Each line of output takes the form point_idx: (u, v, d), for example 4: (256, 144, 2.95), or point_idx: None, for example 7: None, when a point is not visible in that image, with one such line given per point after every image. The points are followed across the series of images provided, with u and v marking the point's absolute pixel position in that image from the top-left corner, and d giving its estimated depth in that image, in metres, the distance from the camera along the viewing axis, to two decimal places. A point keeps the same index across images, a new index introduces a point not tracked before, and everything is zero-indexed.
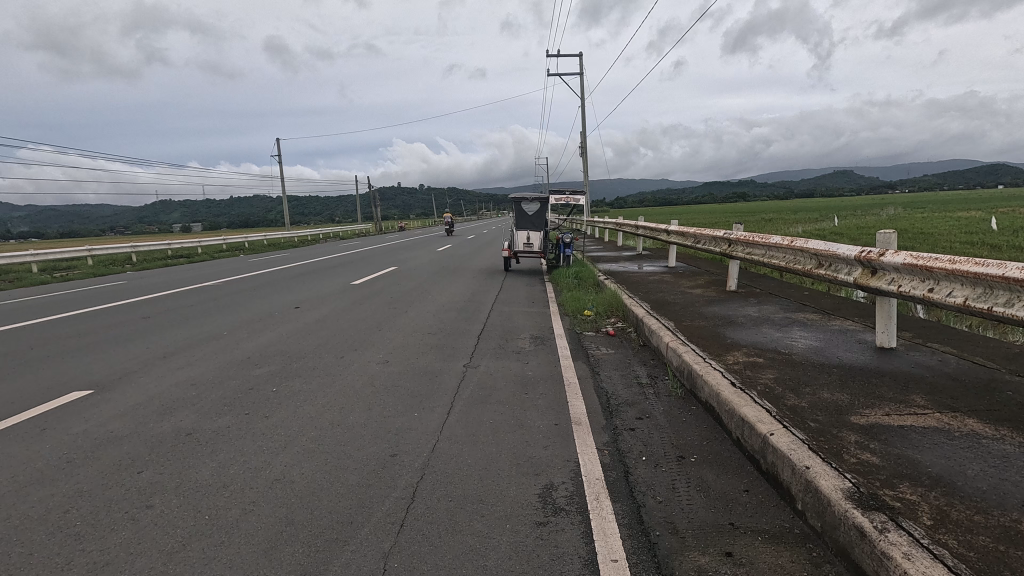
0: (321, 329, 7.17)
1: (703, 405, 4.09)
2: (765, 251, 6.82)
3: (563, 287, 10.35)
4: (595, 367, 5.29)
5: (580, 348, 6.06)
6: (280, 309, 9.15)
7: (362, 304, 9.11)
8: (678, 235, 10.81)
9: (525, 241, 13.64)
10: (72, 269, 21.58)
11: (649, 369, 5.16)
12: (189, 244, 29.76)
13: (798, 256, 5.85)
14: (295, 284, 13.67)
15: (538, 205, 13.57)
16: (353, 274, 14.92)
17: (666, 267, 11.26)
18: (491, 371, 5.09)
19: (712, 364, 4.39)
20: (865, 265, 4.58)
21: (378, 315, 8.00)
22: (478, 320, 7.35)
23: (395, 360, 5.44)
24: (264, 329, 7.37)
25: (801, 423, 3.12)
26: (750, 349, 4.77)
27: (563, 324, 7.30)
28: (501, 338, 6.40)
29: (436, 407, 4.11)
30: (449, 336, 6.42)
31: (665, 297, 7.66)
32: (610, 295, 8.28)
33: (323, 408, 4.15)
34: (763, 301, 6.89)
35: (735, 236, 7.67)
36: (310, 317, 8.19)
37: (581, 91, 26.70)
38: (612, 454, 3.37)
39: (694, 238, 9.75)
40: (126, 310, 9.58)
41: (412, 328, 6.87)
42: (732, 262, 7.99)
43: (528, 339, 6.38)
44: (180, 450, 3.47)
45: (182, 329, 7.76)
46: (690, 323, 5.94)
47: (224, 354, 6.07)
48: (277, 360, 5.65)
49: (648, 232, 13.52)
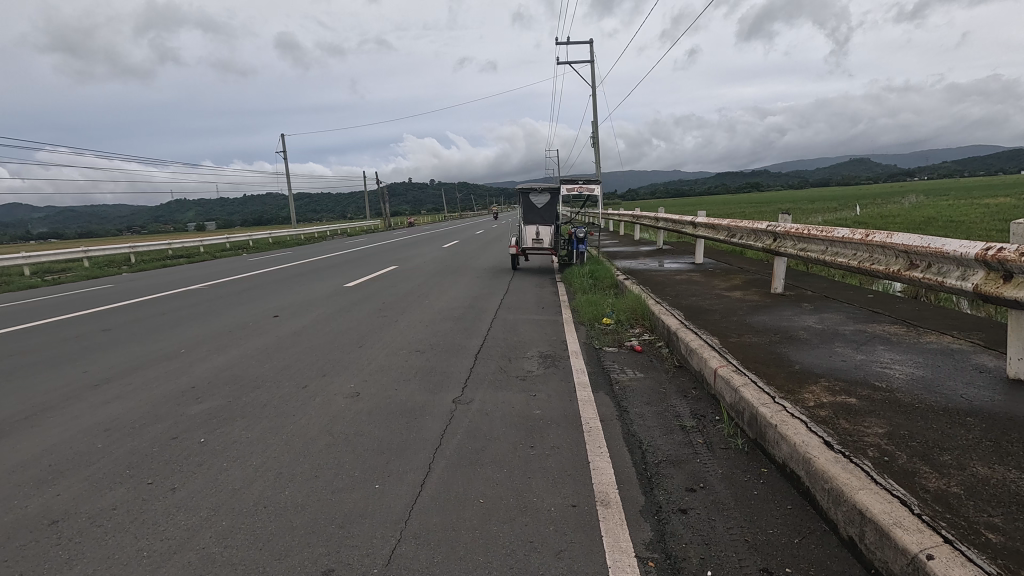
0: (293, 347, 6.06)
1: (780, 469, 2.91)
2: (824, 247, 5.60)
3: (577, 288, 9.16)
4: (620, 402, 4.11)
5: (601, 371, 4.88)
6: (257, 318, 8.08)
7: (348, 313, 7.99)
8: (706, 227, 9.56)
9: (535, 236, 12.45)
10: (66, 272, 20.76)
11: (691, 405, 3.98)
12: (190, 243, 29.00)
13: (876, 253, 4.62)
14: (286, 286, 12.62)
15: (548, 197, 12.39)
16: (350, 275, 13.83)
17: (692, 264, 10.03)
18: (487, 408, 3.95)
19: (786, 406, 3.19)
20: (992, 267, 3.36)
21: (364, 327, 6.88)
22: (478, 333, 6.21)
23: (368, 391, 4.34)
24: (227, 346, 6.29)
25: (972, 534, 1.94)
26: (831, 381, 3.56)
27: (578, 337, 6.14)
28: (502, 358, 5.25)
29: (406, 474, 2.98)
30: (440, 356, 5.30)
31: (699, 303, 6.44)
32: (633, 300, 7.07)
33: (253, 474, 3.05)
34: (823, 309, 5.65)
35: (781, 229, 6.44)
36: (285, 330, 7.08)
37: (592, 79, 25.54)
38: (661, 569, 2.21)
39: (726, 232, 8.50)
40: (86, 320, 8.55)
41: (398, 346, 5.74)
42: (777, 260, 6.75)
43: (537, 359, 5.23)
44: (21, 557, 2.38)
45: (136, 346, 6.68)
46: (739, 338, 4.74)
47: (165, 382, 4.98)
48: (224, 391, 4.57)
49: (669, 225, 12.27)
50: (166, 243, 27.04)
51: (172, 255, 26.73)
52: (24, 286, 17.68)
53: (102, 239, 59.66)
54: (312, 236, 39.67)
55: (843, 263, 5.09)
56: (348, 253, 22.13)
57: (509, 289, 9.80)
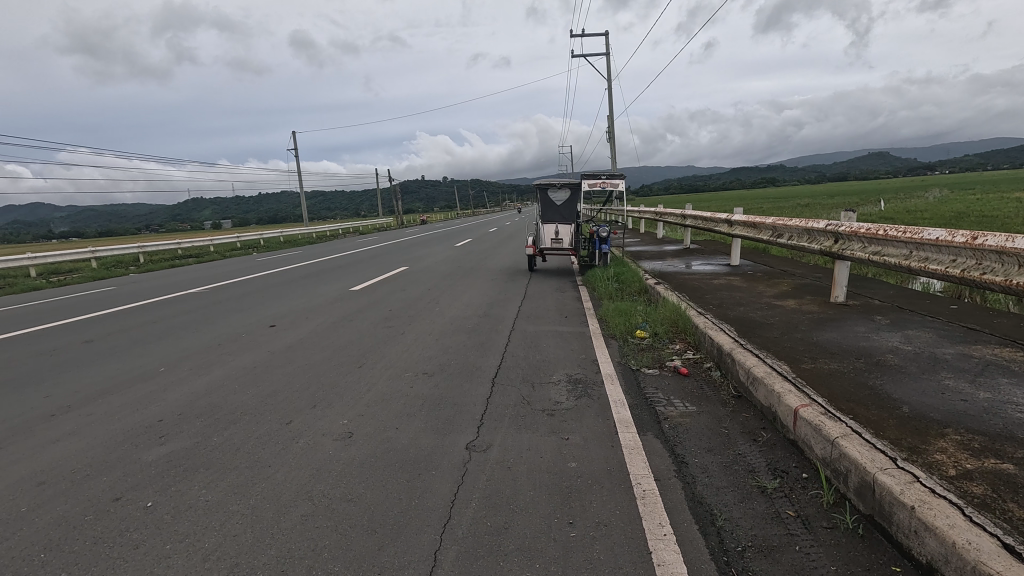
0: (283, 367, 5.31)
1: (923, 571, 2.08)
2: (906, 251, 4.71)
3: (602, 294, 8.33)
4: (675, 450, 3.28)
5: (644, 403, 4.05)
6: (251, 329, 7.35)
7: (349, 323, 7.21)
8: (744, 226, 8.65)
9: (554, 235, 11.61)
10: (71, 273, 20.34)
11: (766, 455, 3.14)
12: (201, 243, 28.59)
13: (989, 260, 3.73)
14: (289, 290, 11.93)
15: (567, 193, 11.58)
16: (357, 278, 13.07)
17: (727, 266, 9.15)
18: (509, 458, 3.15)
19: (917, 474, 2.36)
20: None
21: (367, 341, 6.12)
22: (495, 350, 5.41)
23: (365, 432, 3.57)
24: (211, 366, 5.54)
25: None
26: (961, 432, 2.71)
27: (610, 355, 5.30)
28: (524, 383, 4.43)
29: (404, 570, 2.20)
30: (452, 380, 4.52)
31: (750, 315, 5.58)
32: (670, 309, 6.22)
33: (201, 566, 2.28)
34: (903, 324, 4.77)
35: (846, 229, 5.55)
36: (279, 344, 6.33)
37: (609, 76, 24.70)
38: None
39: (769, 231, 7.61)
40: (67, 331, 7.85)
41: (403, 367, 4.96)
42: (839, 264, 5.86)
43: (565, 385, 4.41)
44: None
45: (113, 363, 5.97)
46: (813, 364, 3.89)
47: (128, 413, 4.24)
48: (192, 430, 3.81)
49: (697, 223, 11.39)
50: (175, 242, 26.62)
51: (180, 254, 26.24)
52: (27, 288, 17.24)
53: (117, 237, 59.84)
54: (323, 234, 39.19)
55: (939, 271, 4.19)
56: (357, 253, 21.40)
57: (527, 294, 9.00)
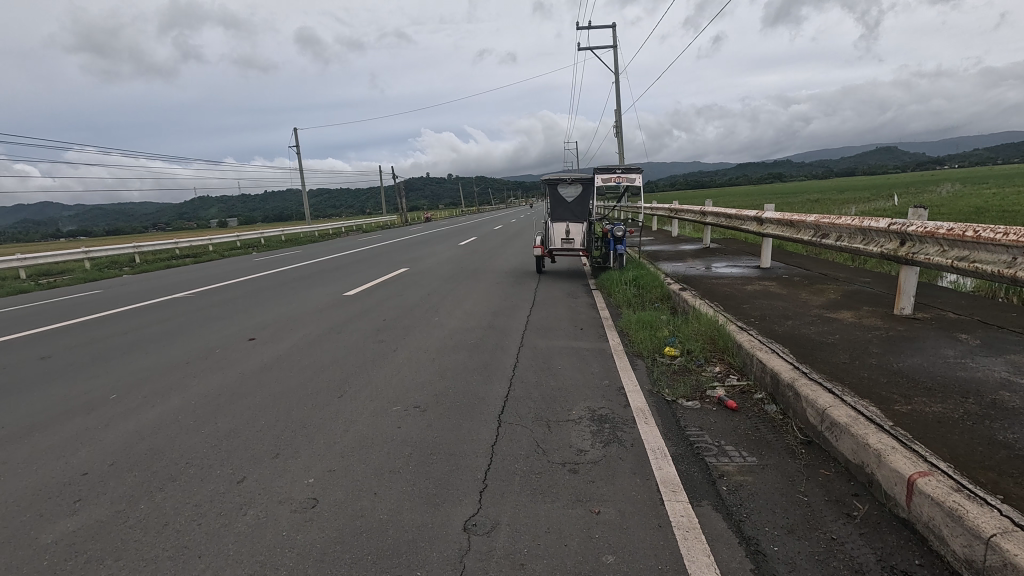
0: (253, 395, 4.50)
1: None
2: (1008, 257, 3.81)
3: (620, 302, 7.46)
4: (746, 535, 2.42)
5: (690, 454, 3.19)
6: (227, 343, 6.54)
7: (337, 337, 6.41)
8: (778, 225, 7.76)
9: (564, 235, 10.76)
10: (64, 274, 19.69)
11: (875, 544, 2.29)
12: (199, 243, 27.91)
13: None
14: (280, 294, 11.14)
15: (578, 188, 10.76)
16: (354, 280, 12.27)
17: (758, 269, 8.27)
18: (521, 548, 2.32)
19: None
20: None
21: (353, 360, 5.31)
22: (502, 374, 4.59)
23: (333, 500, 2.74)
24: (170, 392, 4.75)
25: None
26: None
27: (637, 381, 4.44)
28: (538, 424, 3.60)
29: None
30: (447, 419, 3.68)
31: (803, 331, 4.71)
32: (704, 322, 5.36)
33: None
34: (1001, 346, 3.90)
35: (918, 229, 4.66)
36: (255, 363, 5.52)
37: (617, 69, 23.81)
38: None
39: (811, 230, 6.73)
40: (26, 345, 7.09)
41: (391, 398, 4.14)
42: (904, 271, 4.98)
43: (588, 425, 3.58)
44: None
45: (62, 387, 5.18)
46: (910, 407, 3.03)
47: (49, 462, 3.44)
48: (117, 490, 3.00)
49: (719, 220, 10.50)
50: (172, 241, 25.95)
51: (178, 254, 25.61)
52: (16, 290, 16.60)
53: (120, 235, 59.36)
54: (325, 233, 38.51)
55: None
56: (359, 252, 20.62)
57: (536, 299, 8.15)
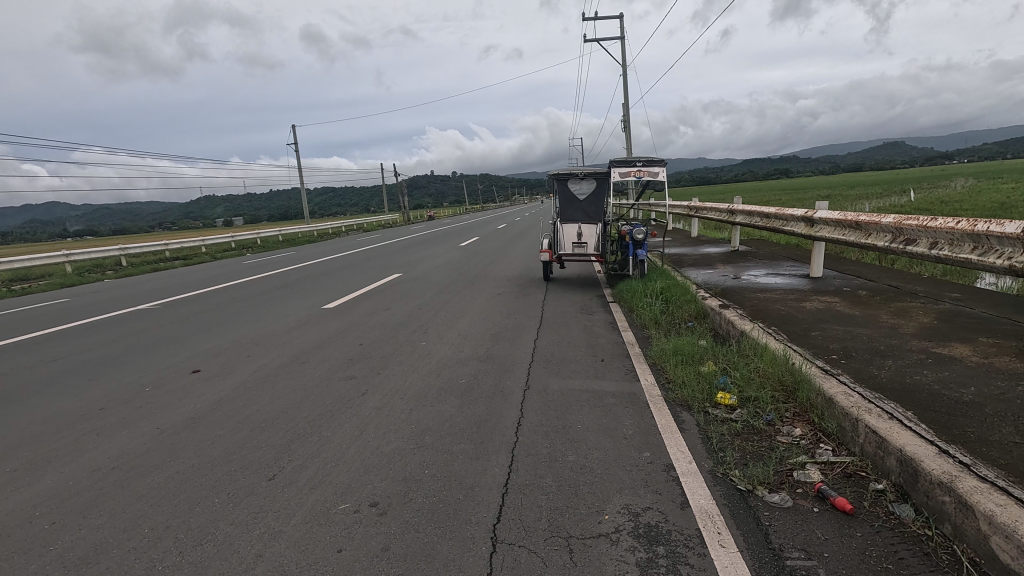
0: (155, 471, 3.24)
1: None
2: None
3: (647, 322, 6.14)
4: None
5: None
6: (164, 378, 5.29)
7: (299, 370, 5.17)
8: (837, 227, 6.41)
9: (576, 237, 9.52)
10: (41, 279, 18.46)
11: None
12: (189, 243, 26.66)
13: None
14: (256, 305, 9.90)
15: (591, 185, 9.59)
16: (341, 289, 11.01)
17: (808, 280, 6.96)
18: None
19: None
20: None
21: (308, 410, 4.06)
22: (501, 441, 3.32)
23: None
24: (51, 461, 3.51)
25: None
26: None
27: (691, 455, 3.14)
28: (553, 549, 2.31)
29: None
30: (412, 537, 2.41)
31: (918, 379, 3.40)
32: (769, 361, 4.03)
33: None
34: None
35: None
36: (184, 411, 4.28)
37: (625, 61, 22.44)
38: None
39: (888, 234, 5.38)
40: None
41: (339, 488, 2.87)
42: None
43: (633, 551, 2.30)
44: None
45: None
46: None
47: None
48: None
49: (752, 221, 9.16)
50: (161, 244, 24.76)
51: (167, 255, 24.39)
52: None
53: (118, 235, 58.31)
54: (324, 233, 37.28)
55: None
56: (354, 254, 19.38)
57: (544, 317, 6.85)
